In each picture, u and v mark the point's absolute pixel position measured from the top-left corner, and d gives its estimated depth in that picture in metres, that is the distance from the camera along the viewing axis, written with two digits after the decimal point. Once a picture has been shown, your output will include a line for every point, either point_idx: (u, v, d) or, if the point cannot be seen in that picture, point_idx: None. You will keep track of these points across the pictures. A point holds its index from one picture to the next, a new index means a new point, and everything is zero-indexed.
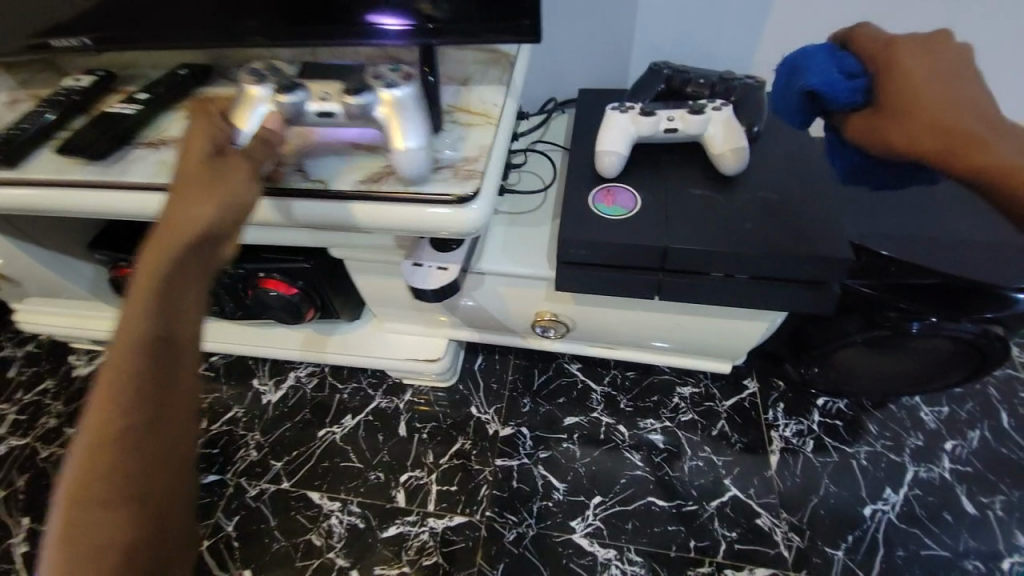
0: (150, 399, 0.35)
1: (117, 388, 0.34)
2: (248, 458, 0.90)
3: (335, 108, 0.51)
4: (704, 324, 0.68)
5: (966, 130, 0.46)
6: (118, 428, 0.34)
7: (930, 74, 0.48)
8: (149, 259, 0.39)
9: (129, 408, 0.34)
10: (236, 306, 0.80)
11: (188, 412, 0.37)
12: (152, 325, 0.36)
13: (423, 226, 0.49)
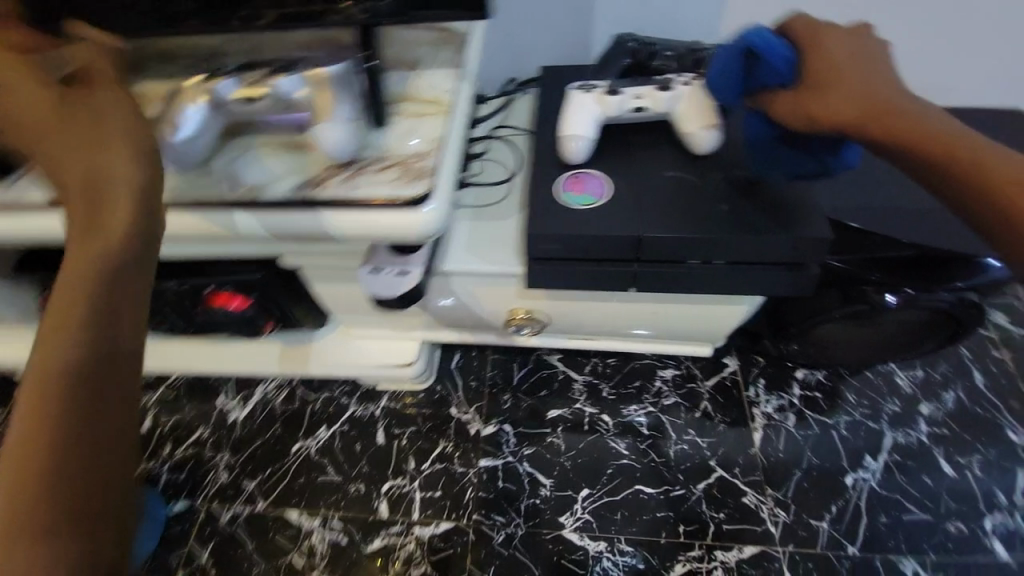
0: (78, 410, 0.33)
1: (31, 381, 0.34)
2: (217, 481, 0.85)
3: (258, 96, 0.44)
4: (681, 311, 0.66)
5: (891, 105, 0.45)
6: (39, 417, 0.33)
7: (851, 54, 0.48)
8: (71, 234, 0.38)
9: (55, 427, 0.33)
10: (187, 322, 0.72)
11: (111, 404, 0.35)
12: (79, 334, 0.34)
13: (374, 233, 0.44)
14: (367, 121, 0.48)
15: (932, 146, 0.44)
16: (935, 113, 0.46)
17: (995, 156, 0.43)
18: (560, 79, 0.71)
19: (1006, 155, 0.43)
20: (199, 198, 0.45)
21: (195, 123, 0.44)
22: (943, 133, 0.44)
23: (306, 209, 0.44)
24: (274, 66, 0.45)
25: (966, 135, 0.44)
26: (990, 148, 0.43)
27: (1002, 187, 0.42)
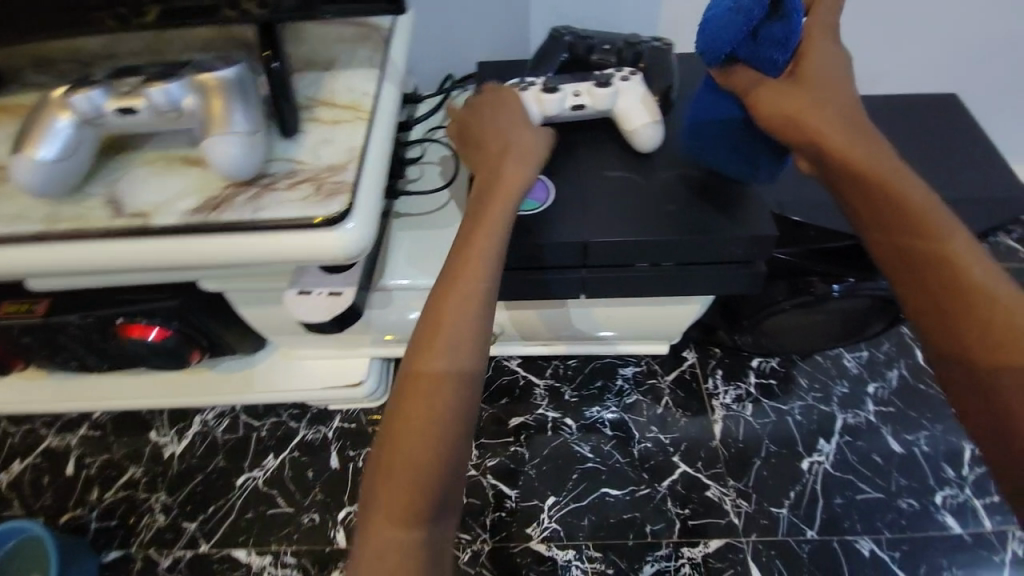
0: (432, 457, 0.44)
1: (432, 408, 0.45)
2: (154, 524, 0.79)
3: (139, 106, 0.39)
4: (634, 313, 0.65)
5: (855, 156, 0.48)
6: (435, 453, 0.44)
7: (839, 94, 0.50)
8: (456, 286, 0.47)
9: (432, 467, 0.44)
10: (104, 360, 0.67)
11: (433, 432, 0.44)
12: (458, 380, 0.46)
13: (289, 257, 0.40)
14: (276, 130, 0.43)
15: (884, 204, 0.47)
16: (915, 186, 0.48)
17: (943, 228, 0.46)
18: (498, 75, 0.67)
19: (952, 229, 0.46)
20: (82, 232, 0.40)
21: (63, 140, 0.39)
22: (902, 194, 0.47)
23: (209, 234, 0.39)
24: (158, 74, 0.40)
25: (922, 201, 0.47)
26: (939, 215, 0.46)
27: (933, 260, 0.45)
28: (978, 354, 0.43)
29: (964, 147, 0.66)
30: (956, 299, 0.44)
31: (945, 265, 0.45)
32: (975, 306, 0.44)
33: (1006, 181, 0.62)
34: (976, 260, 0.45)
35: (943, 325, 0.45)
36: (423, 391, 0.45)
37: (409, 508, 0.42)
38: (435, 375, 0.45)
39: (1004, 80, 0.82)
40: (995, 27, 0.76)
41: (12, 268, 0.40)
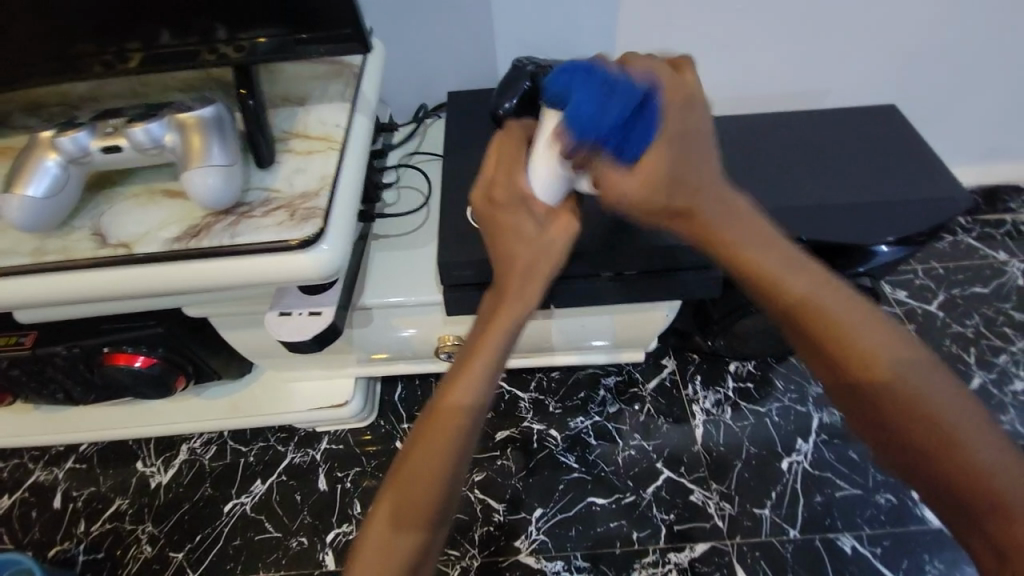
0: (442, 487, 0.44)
1: (445, 444, 0.43)
2: (141, 555, 0.78)
3: (122, 144, 0.42)
4: (606, 321, 0.67)
5: (759, 267, 0.45)
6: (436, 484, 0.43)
7: (711, 171, 0.45)
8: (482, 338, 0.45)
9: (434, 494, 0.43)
10: (90, 390, 0.68)
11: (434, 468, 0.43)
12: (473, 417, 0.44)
13: (266, 278, 0.42)
14: (253, 162, 0.46)
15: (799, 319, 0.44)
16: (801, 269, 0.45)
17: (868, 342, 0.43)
18: (467, 104, 0.71)
19: (871, 338, 0.43)
20: (69, 262, 0.42)
21: (50, 178, 0.42)
22: (819, 307, 0.44)
23: (190, 260, 0.42)
24: (140, 115, 0.43)
25: (840, 308, 0.44)
26: (858, 326, 0.43)
27: (850, 365, 0.43)
28: (934, 465, 0.41)
29: (905, 153, 0.71)
30: (877, 401, 0.42)
31: (851, 355, 0.43)
32: (913, 420, 0.41)
33: (944, 183, 0.66)
34: (880, 341, 0.43)
35: (888, 439, 0.44)
36: (446, 424, 0.44)
37: (421, 519, 0.43)
38: (456, 410, 0.44)
39: (942, 90, 0.88)
40: (927, 42, 0.82)
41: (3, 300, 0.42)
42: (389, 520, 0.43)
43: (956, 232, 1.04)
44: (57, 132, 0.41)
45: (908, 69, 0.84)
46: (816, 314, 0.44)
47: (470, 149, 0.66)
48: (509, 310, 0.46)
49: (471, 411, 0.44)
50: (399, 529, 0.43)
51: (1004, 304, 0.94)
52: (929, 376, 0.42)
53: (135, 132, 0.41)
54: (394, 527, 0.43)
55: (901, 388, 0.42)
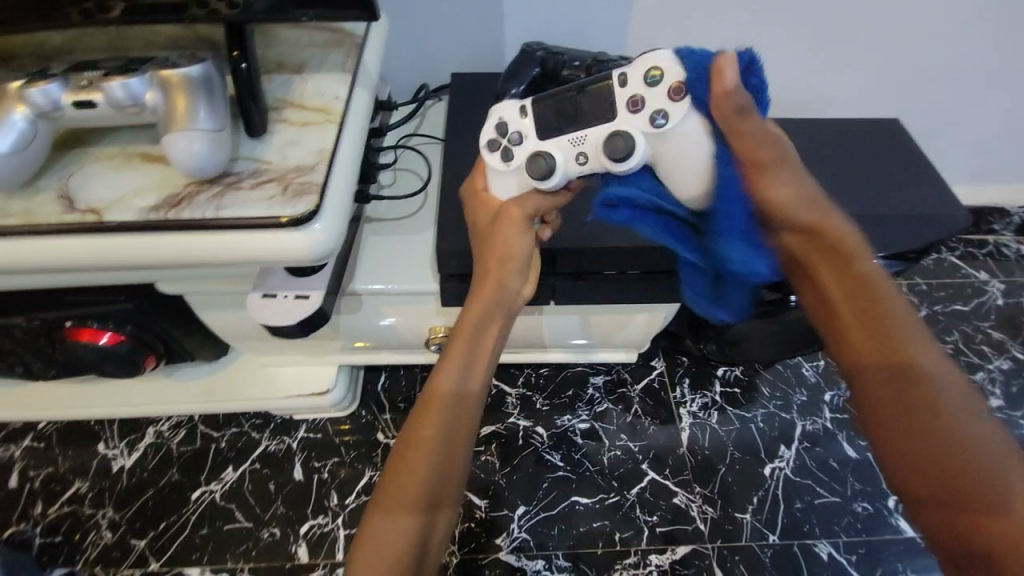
0: (443, 460, 0.43)
1: (442, 420, 0.43)
2: (100, 541, 0.74)
3: (97, 100, 0.38)
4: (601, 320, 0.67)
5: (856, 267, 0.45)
6: (430, 458, 0.43)
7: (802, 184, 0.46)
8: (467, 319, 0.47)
9: (430, 468, 0.42)
10: (50, 365, 0.63)
11: (433, 438, 0.43)
12: (467, 395, 0.45)
13: (252, 257, 0.39)
14: (244, 130, 0.43)
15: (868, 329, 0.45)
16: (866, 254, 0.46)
17: (937, 387, 0.42)
18: (472, 87, 0.69)
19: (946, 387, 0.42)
20: (31, 226, 0.38)
21: (16, 133, 0.38)
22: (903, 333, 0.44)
23: (169, 232, 0.38)
24: (119, 68, 0.39)
25: (921, 345, 0.43)
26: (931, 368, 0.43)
27: (900, 377, 0.43)
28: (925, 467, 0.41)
29: (906, 168, 0.71)
30: (925, 420, 0.42)
31: (910, 373, 0.43)
32: (951, 459, 0.40)
33: (943, 201, 0.67)
34: (939, 367, 0.43)
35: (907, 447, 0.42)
36: (450, 394, 0.44)
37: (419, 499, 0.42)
38: (447, 388, 0.44)
39: (941, 108, 0.89)
40: (932, 59, 0.82)
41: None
42: (395, 508, 0.41)
43: (941, 250, 1.06)
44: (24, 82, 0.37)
45: (908, 84, 0.85)
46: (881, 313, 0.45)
47: (473, 135, 0.64)
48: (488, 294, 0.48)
49: (470, 379, 0.45)
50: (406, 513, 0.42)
51: (982, 322, 0.96)
52: (990, 430, 0.41)
53: (111, 86, 0.37)
54: (397, 511, 0.42)
55: (945, 418, 0.41)
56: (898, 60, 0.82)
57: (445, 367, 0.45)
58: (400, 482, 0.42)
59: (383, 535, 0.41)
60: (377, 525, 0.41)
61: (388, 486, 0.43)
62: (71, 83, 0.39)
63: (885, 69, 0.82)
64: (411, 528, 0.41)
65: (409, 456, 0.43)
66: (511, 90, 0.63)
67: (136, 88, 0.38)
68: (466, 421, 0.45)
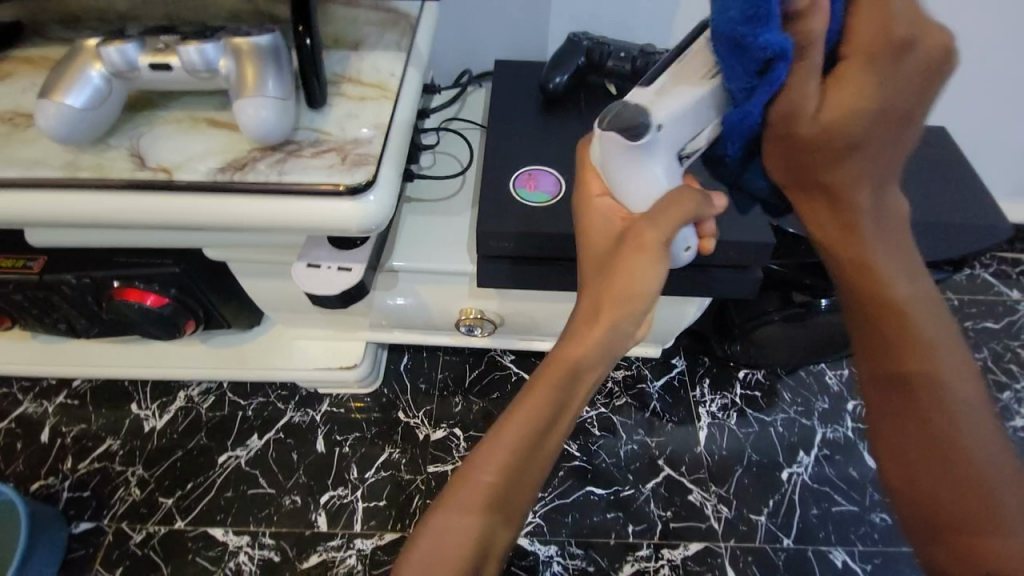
0: (524, 458, 0.42)
1: (537, 420, 0.42)
2: (129, 498, 0.77)
3: (172, 63, 0.40)
4: None
5: (886, 295, 0.43)
6: (512, 458, 0.41)
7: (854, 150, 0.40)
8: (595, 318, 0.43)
9: (513, 467, 0.41)
10: (94, 323, 0.66)
11: (521, 436, 0.41)
12: (569, 400, 0.43)
13: (308, 224, 0.41)
14: (304, 101, 0.44)
15: (893, 344, 0.43)
16: (909, 278, 0.43)
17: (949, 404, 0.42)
18: (515, 74, 0.69)
19: (981, 422, 0.42)
20: (103, 183, 0.40)
21: (94, 90, 0.39)
22: (926, 352, 0.42)
23: (232, 196, 0.40)
24: (193, 34, 0.40)
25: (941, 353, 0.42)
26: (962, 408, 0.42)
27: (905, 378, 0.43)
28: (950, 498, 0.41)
29: (951, 177, 0.69)
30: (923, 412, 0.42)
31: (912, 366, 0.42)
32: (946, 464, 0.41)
33: (987, 212, 0.65)
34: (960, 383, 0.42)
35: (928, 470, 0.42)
36: (554, 383, 0.42)
37: (495, 499, 0.41)
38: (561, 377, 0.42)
39: (986, 119, 0.87)
40: (982, 69, 0.80)
41: (30, 215, 0.41)
42: (473, 501, 0.41)
43: (974, 265, 1.03)
44: (105, 41, 0.39)
45: (955, 93, 0.83)
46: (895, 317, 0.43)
47: (515, 122, 0.64)
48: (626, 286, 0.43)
49: (568, 385, 0.43)
50: (476, 512, 0.41)
51: (1013, 341, 0.94)
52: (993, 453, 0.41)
53: (189, 49, 0.39)
54: (468, 508, 0.41)
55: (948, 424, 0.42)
56: None
57: (558, 356, 0.43)
58: (481, 476, 0.41)
59: (457, 526, 0.40)
60: (451, 517, 0.41)
61: (463, 478, 0.42)
62: (147, 45, 0.40)
63: None
64: (478, 524, 0.41)
65: (494, 451, 0.41)
66: (554, 78, 0.64)
67: (211, 54, 0.39)
68: (557, 427, 0.43)
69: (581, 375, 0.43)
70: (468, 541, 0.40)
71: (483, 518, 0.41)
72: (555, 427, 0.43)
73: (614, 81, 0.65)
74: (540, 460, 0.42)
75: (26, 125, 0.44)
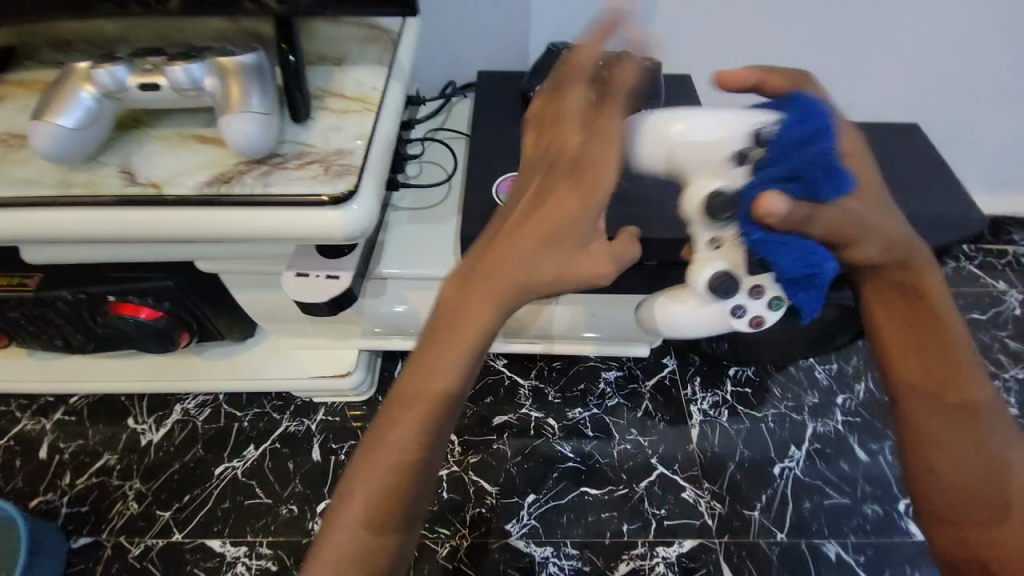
0: (400, 466, 0.42)
1: (415, 424, 0.42)
2: (127, 511, 0.77)
3: (161, 83, 0.42)
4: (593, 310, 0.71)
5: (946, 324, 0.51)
6: (393, 467, 0.42)
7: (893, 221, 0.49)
8: (474, 318, 0.43)
9: (392, 480, 0.42)
10: (89, 337, 0.67)
11: (399, 440, 0.43)
12: (443, 397, 0.43)
13: (293, 234, 0.42)
14: (289, 117, 0.46)
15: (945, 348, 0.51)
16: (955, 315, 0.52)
17: (1003, 452, 0.49)
18: (498, 83, 0.71)
19: (996, 436, 0.49)
20: (95, 198, 0.41)
21: (85, 112, 0.41)
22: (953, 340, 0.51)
23: (220, 209, 0.41)
24: (181, 55, 0.42)
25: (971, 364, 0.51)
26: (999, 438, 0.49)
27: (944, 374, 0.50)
28: (941, 498, 0.49)
29: (926, 171, 0.71)
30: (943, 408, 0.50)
31: (944, 362, 0.50)
32: (984, 474, 0.48)
33: (959, 204, 0.67)
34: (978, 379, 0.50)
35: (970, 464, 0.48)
36: (410, 403, 0.43)
37: (386, 516, 0.42)
38: (441, 384, 0.43)
39: (959, 114, 0.89)
40: (953, 67, 0.82)
41: (24, 231, 0.42)
42: (360, 506, 0.42)
43: (958, 258, 1.05)
44: (93, 65, 0.41)
45: (928, 89, 0.85)
46: (951, 345, 0.51)
47: (498, 131, 0.66)
48: (509, 273, 0.43)
49: (453, 385, 0.43)
50: (371, 528, 0.42)
51: (999, 331, 0.95)
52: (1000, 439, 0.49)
53: (174, 70, 0.41)
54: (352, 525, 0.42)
55: (949, 435, 0.49)
56: (919, 64, 0.82)
57: (414, 377, 0.44)
58: (365, 484, 0.42)
59: (341, 541, 0.42)
60: (339, 527, 0.42)
61: (353, 488, 0.43)
62: (134, 67, 0.42)
63: (904, 74, 0.83)
64: (364, 539, 0.42)
65: (378, 453, 0.42)
66: (535, 87, 0.66)
67: (195, 73, 0.41)
68: (435, 424, 0.43)
69: (460, 372, 0.43)
70: (360, 548, 0.42)
71: (371, 528, 0.42)
72: (435, 424, 0.43)
73: None
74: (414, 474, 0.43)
75: (21, 146, 0.46)
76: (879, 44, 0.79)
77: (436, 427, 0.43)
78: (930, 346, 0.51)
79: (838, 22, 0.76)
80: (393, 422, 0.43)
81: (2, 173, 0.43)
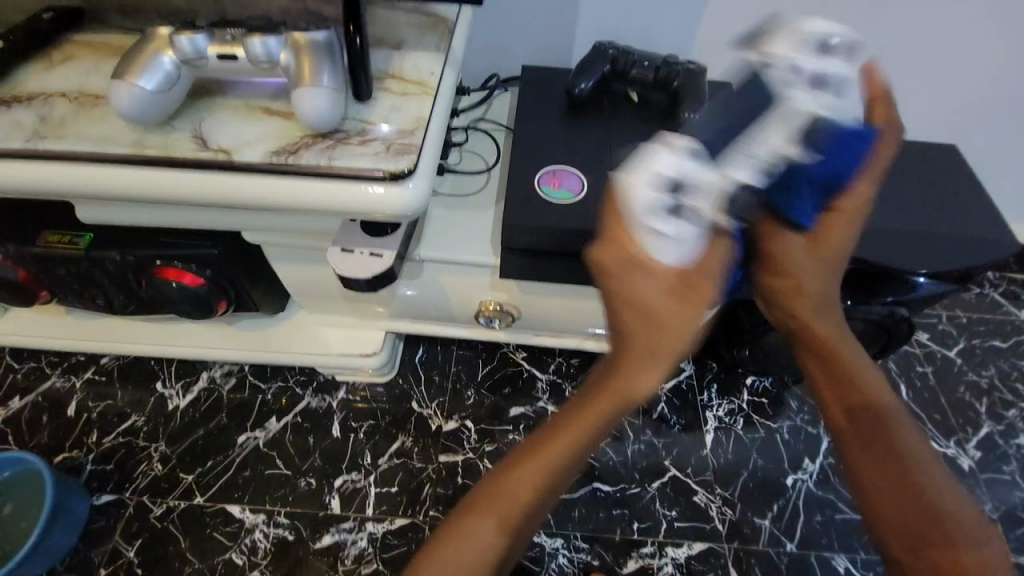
0: (544, 480, 0.45)
1: (553, 448, 0.45)
2: (150, 472, 0.79)
3: (238, 55, 0.43)
4: None
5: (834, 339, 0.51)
6: (529, 482, 0.45)
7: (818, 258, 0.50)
8: (633, 367, 0.42)
9: (523, 494, 0.45)
10: (130, 299, 0.69)
11: (549, 457, 0.45)
12: (580, 428, 0.44)
13: (351, 208, 0.43)
14: (351, 95, 0.47)
15: (836, 369, 0.50)
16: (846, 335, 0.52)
17: (931, 481, 0.47)
18: (541, 79, 0.73)
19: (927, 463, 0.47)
20: (165, 160, 0.43)
21: (164, 76, 0.43)
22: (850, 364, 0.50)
23: (282, 179, 0.43)
24: (257, 29, 0.44)
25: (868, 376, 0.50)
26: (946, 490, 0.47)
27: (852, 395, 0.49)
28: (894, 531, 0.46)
29: (964, 193, 0.71)
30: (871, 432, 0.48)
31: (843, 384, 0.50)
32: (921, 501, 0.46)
33: (994, 229, 0.68)
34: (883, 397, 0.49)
35: (889, 495, 0.47)
36: (563, 431, 0.45)
37: (509, 524, 0.45)
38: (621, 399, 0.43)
39: (996, 139, 0.89)
40: (995, 91, 0.82)
41: (95, 188, 0.44)
42: (492, 520, 0.45)
43: (983, 285, 1.04)
44: (177, 31, 0.43)
45: (968, 112, 0.85)
46: (848, 365, 0.50)
47: (540, 125, 0.67)
48: (678, 322, 0.42)
49: (613, 409, 0.43)
50: (494, 530, 0.45)
51: (1021, 360, 0.95)
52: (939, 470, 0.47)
53: (254, 41, 0.42)
54: (480, 525, 0.45)
55: (898, 463, 0.47)
56: (961, 87, 0.82)
57: (604, 398, 0.43)
58: (501, 497, 0.46)
59: (472, 544, 0.45)
60: (475, 532, 0.45)
61: (496, 495, 0.46)
62: (215, 37, 0.44)
63: (945, 95, 0.83)
64: (489, 542, 0.45)
65: (530, 463, 0.45)
66: (580, 84, 0.67)
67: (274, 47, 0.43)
68: (566, 457, 0.45)
69: (618, 407, 0.43)
70: (492, 552, 0.45)
71: (499, 536, 0.45)
72: (580, 447, 0.45)
73: (636, 87, 0.69)
74: (558, 496, 0.48)
75: (93, 106, 0.48)
76: (922, 64, 0.79)
77: (581, 449, 0.45)
78: (838, 369, 0.50)
79: (882, 39, 0.76)
80: (552, 444, 0.45)
81: (77, 131, 0.46)
